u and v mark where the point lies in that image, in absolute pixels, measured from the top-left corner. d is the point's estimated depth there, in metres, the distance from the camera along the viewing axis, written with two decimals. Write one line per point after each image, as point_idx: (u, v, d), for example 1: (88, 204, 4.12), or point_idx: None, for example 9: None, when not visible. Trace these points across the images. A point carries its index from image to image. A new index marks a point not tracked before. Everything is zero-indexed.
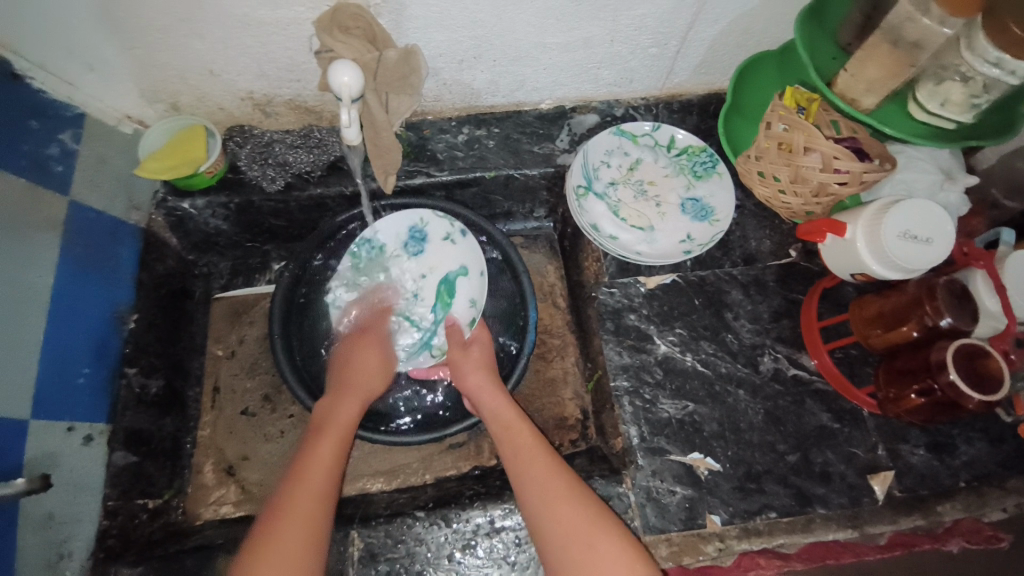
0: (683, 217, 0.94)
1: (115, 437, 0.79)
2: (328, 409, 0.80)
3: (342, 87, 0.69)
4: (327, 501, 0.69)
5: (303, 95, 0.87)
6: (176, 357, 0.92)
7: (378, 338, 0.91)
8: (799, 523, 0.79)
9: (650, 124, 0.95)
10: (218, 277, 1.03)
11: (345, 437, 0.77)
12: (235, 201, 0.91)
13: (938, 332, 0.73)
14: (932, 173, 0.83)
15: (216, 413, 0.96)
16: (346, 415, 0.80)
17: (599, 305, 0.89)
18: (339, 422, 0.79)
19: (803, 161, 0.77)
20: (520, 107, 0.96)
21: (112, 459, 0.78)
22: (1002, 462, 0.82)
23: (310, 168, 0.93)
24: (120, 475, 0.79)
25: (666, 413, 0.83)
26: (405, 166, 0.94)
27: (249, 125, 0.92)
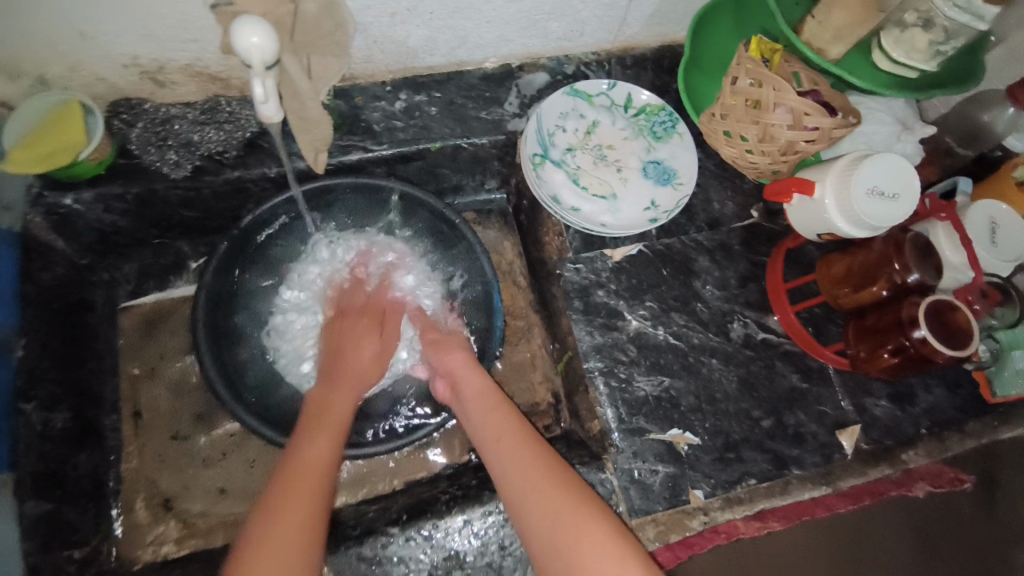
0: (645, 182, 0.88)
1: (21, 488, 0.68)
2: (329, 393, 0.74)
3: (251, 50, 0.55)
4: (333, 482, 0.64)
5: (203, 59, 0.72)
6: (83, 381, 0.79)
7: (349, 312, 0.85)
8: (778, 487, 0.79)
9: (606, 82, 0.89)
10: (122, 283, 0.89)
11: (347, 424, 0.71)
12: (134, 191, 0.77)
13: (906, 288, 0.73)
14: (889, 125, 0.82)
15: (142, 441, 0.84)
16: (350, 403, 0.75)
17: (565, 283, 0.84)
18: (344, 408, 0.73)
19: (772, 118, 0.73)
20: (462, 66, 0.85)
21: (22, 510, 0.68)
22: (960, 407, 0.86)
23: (223, 148, 0.79)
24: (34, 528, 0.68)
25: (642, 391, 0.80)
26: (338, 140, 0.82)
27: (140, 99, 0.76)
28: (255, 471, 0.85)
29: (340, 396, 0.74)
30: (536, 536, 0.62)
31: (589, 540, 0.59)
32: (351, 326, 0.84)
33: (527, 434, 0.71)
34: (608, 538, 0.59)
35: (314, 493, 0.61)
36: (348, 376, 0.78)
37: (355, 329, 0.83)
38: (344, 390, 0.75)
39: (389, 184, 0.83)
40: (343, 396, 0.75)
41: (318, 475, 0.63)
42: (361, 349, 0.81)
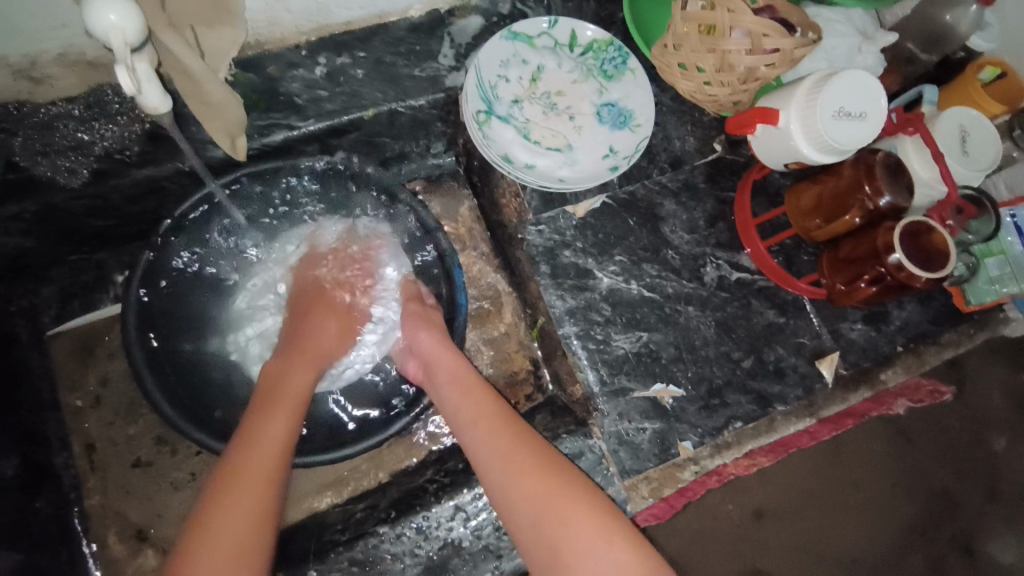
0: (601, 127, 0.82)
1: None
2: (279, 373, 0.70)
3: (109, 30, 0.47)
4: (274, 478, 0.60)
5: (77, 44, 0.61)
6: (24, 425, 0.72)
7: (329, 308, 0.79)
8: (763, 424, 0.79)
9: (546, 20, 0.80)
10: (44, 309, 0.80)
11: (298, 406, 0.67)
12: (32, 208, 0.69)
13: (880, 213, 0.71)
14: (850, 36, 0.78)
15: (101, 475, 0.80)
16: (302, 382, 0.69)
17: (529, 247, 0.79)
18: (295, 388, 0.68)
19: (728, 44, 0.67)
20: (384, 18, 0.75)
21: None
22: (934, 319, 0.86)
23: (123, 146, 0.69)
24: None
25: (621, 349, 0.78)
26: (256, 121, 0.74)
27: (17, 101, 0.64)
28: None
29: (296, 373, 0.70)
30: (517, 513, 0.61)
31: (572, 513, 0.59)
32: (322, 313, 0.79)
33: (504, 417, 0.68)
34: (593, 516, 0.58)
35: (256, 499, 0.58)
36: (303, 354, 0.73)
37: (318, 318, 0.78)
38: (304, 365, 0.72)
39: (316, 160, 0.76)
40: (296, 377, 0.70)
41: (260, 474, 0.59)
42: (324, 333, 0.77)
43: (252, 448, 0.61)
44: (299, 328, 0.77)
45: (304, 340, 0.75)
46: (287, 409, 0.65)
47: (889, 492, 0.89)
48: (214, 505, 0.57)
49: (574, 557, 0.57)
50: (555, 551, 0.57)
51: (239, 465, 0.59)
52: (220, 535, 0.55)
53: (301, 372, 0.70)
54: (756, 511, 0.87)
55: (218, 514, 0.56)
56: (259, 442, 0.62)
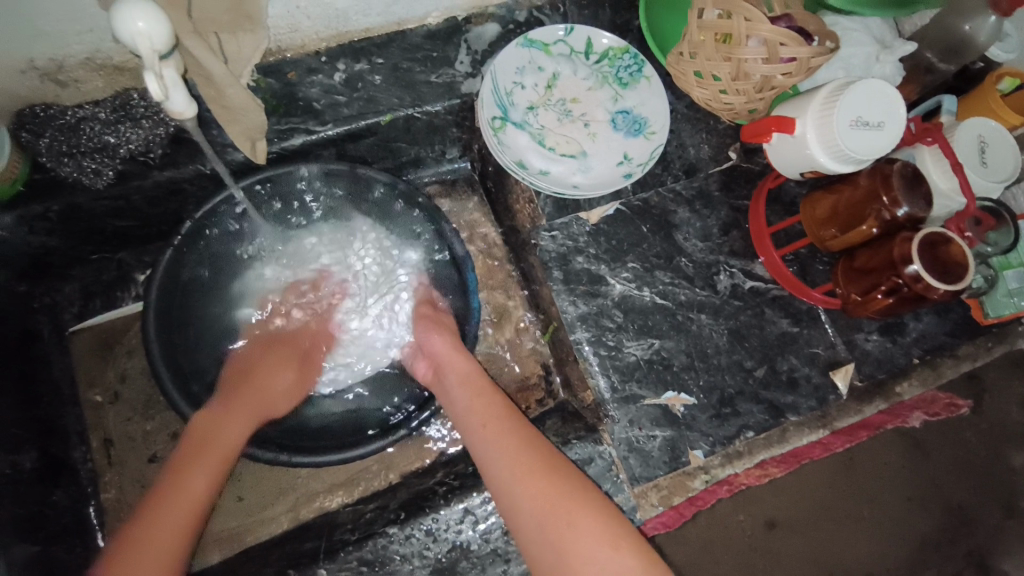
0: (615, 134, 0.83)
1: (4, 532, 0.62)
2: (216, 420, 0.68)
3: (137, 38, 0.49)
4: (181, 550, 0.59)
5: (105, 49, 0.63)
6: (44, 418, 0.74)
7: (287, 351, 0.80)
8: (775, 435, 0.79)
9: (563, 27, 0.81)
10: (66, 306, 0.82)
11: (224, 464, 0.66)
12: (56, 208, 0.70)
13: (896, 223, 0.71)
14: (868, 45, 0.77)
15: (118, 470, 0.81)
16: (234, 435, 0.68)
17: (542, 253, 0.79)
18: (225, 442, 0.67)
19: (744, 53, 0.67)
20: (403, 25, 0.77)
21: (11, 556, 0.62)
22: (952, 331, 0.85)
23: (146, 148, 0.70)
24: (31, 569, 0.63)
25: (633, 355, 0.78)
26: (275, 124, 0.75)
27: (43, 103, 0.66)
28: (243, 484, 0.81)
29: (230, 418, 0.69)
30: (520, 516, 0.61)
31: (580, 515, 0.59)
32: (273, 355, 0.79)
33: (512, 422, 0.68)
34: (596, 516, 0.59)
35: (159, 573, 0.57)
36: (244, 403, 0.72)
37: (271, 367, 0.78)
38: (239, 410, 0.71)
39: (336, 166, 0.77)
40: (230, 425, 0.69)
41: (166, 546, 0.58)
42: (272, 380, 0.76)
43: (168, 503, 0.61)
44: (240, 372, 0.77)
45: (253, 387, 0.74)
46: (210, 464, 0.65)
47: (903, 505, 0.87)
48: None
49: (582, 558, 0.57)
50: (562, 553, 0.58)
51: (146, 532, 0.58)
52: None
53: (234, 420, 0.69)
54: (769, 521, 0.86)
55: None
56: (172, 509, 0.61)
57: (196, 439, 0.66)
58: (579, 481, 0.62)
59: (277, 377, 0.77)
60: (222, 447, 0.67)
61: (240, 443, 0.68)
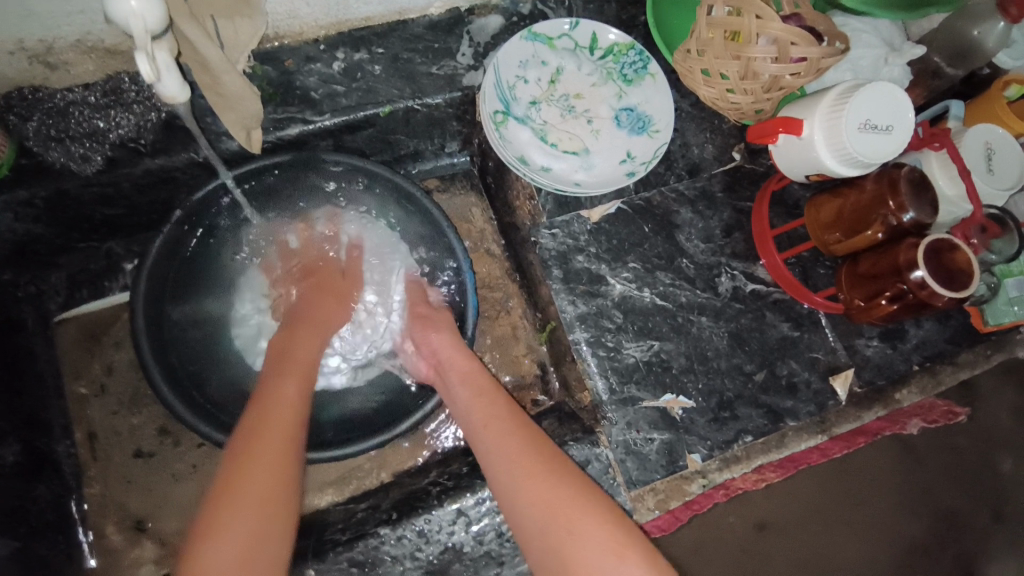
0: (619, 132, 0.81)
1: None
2: (289, 339, 0.70)
3: (130, 19, 0.47)
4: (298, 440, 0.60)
5: (95, 32, 0.60)
6: (26, 410, 0.72)
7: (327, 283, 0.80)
8: (774, 441, 0.78)
9: (568, 21, 0.79)
10: (52, 295, 0.80)
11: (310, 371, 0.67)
12: (42, 195, 0.67)
13: (903, 228, 0.70)
14: (877, 47, 0.76)
15: (103, 464, 0.79)
16: (309, 350, 0.70)
17: (541, 251, 0.78)
18: (305, 356, 0.69)
19: (754, 51, 0.66)
20: (404, 14, 0.75)
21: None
22: (951, 338, 0.84)
23: (137, 135, 0.68)
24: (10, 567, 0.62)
25: (632, 357, 0.76)
26: (271, 113, 0.73)
27: (31, 86, 0.64)
28: None
29: (279, 391, 0.63)
30: (522, 518, 0.59)
31: (577, 515, 0.57)
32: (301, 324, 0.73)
33: (515, 417, 0.67)
34: (599, 524, 0.56)
35: (286, 460, 0.57)
36: (313, 322, 0.74)
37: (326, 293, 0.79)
38: (287, 381, 0.64)
39: (332, 157, 0.74)
40: (279, 398, 0.62)
41: (285, 433, 0.59)
42: (334, 304, 0.78)
43: (245, 484, 0.54)
44: (284, 331, 0.72)
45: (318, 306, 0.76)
46: (297, 372, 0.66)
47: (895, 510, 0.87)
48: (242, 460, 0.56)
49: (580, 566, 0.55)
50: (560, 557, 0.56)
51: (263, 420, 0.59)
52: (254, 487, 0.54)
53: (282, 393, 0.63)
54: (759, 523, 0.85)
55: (245, 468, 0.55)
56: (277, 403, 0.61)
57: (268, 394, 0.62)
58: (579, 483, 0.60)
59: (305, 341, 0.71)
60: (284, 418, 0.60)
61: (316, 356, 0.70)
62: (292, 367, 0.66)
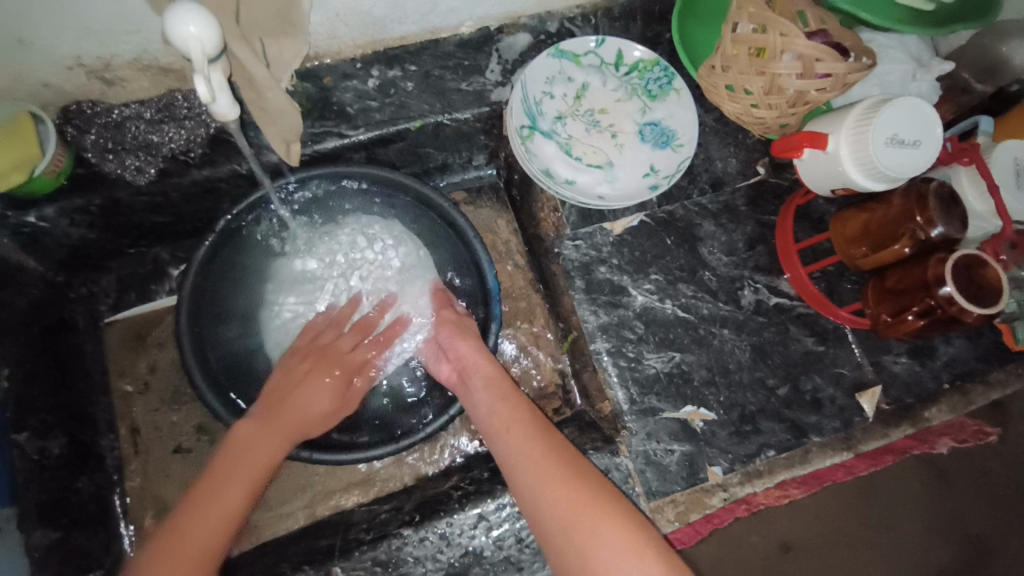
0: (642, 146, 0.83)
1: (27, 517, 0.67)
2: (249, 434, 0.68)
3: (188, 41, 0.50)
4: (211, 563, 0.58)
5: (151, 50, 0.65)
6: (74, 405, 0.76)
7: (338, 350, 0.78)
8: (798, 456, 0.77)
9: (594, 39, 0.81)
10: (102, 296, 0.85)
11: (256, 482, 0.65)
12: (97, 202, 0.72)
13: (931, 243, 0.69)
14: (905, 63, 0.76)
15: (143, 458, 0.83)
16: (265, 452, 0.67)
17: (564, 262, 0.80)
18: (257, 459, 0.66)
19: (779, 67, 0.67)
20: (437, 34, 0.77)
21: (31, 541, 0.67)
22: (983, 357, 0.83)
23: (187, 148, 0.73)
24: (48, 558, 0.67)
25: (653, 368, 0.77)
26: (309, 128, 0.77)
27: (90, 101, 0.69)
28: None
29: (201, 519, 0.60)
30: (545, 523, 0.60)
31: (599, 522, 0.58)
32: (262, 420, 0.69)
33: (537, 425, 0.68)
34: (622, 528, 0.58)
35: None
36: (283, 412, 0.71)
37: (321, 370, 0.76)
38: (223, 497, 0.62)
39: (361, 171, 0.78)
40: (203, 527, 0.60)
41: (198, 558, 0.58)
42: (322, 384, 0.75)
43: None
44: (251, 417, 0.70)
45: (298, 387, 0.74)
46: (241, 482, 0.64)
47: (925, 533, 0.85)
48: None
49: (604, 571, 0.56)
50: (586, 559, 0.57)
51: (177, 540, 0.58)
52: None
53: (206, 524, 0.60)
54: (783, 544, 0.84)
55: None
56: (205, 520, 0.60)
57: (197, 507, 0.61)
58: (607, 490, 0.61)
59: (264, 447, 0.67)
60: (197, 551, 0.58)
61: (272, 459, 0.67)
62: (234, 483, 0.63)
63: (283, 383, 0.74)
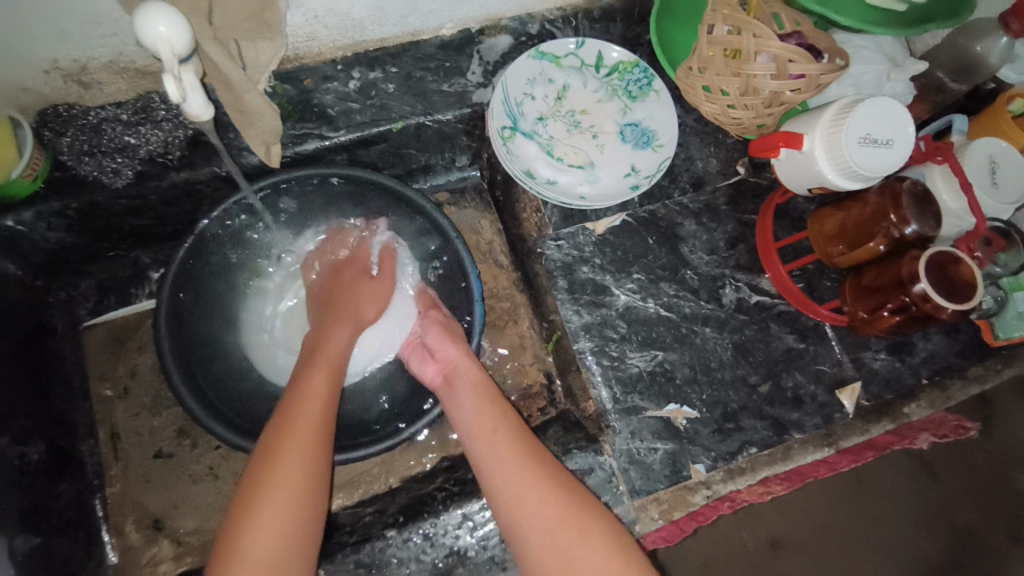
0: (623, 146, 0.83)
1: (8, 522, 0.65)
2: (322, 331, 0.74)
3: (159, 42, 0.50)
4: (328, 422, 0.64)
5: (128, 53, 0.65)
6: (54, 410, 0.76)
7: (353, 274, 0.81)
8: (779, 452, 0.77)
9: (574, 41, 0.82)
10: (81, 301, 0.85)
11: (341, 361, 0.71)
12: (75, 206, 0.71)
13: (905, 240, 0.70)
14: (878, 63, 0.77)
15: (123, 465, 0.82)
16: (341, 340, 0.73)
17: (547, 262, 0.80)
18: (337, 345, 0.73)
19: (753, 69, 0.67)
20: (417, 36, 0.78)
21: (12, 548, 0.65)
22: (960, 352, 0.84)
23: (165, 150, 0.72)
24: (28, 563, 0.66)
25: (636, 367, 0.77)
26: (289, 130, 0.77)
27: (66, 104, 0.68)
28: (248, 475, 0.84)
29: (310, 377, 0.68)
30: (528, 531, 0.60)
31: (593, 534, 0.59)
32: (310, 364, 0.70)
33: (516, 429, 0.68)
34: (613, 536, 0.60)
35: (315, 433, 0.62)
36: (343, 310, 0.77)
37: (354, 287, 0.80)
38: (315, 368, 0.69)
39: (330, 171, 0.77)
40: (298, 435, 0.61)
41: (318, 414, 0.64)
42: (366, 296, 0.80)
43: (249, 550, 0.54)
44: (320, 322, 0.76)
45: (348, 297, 0.79)
46: (328, 362, 0.70)
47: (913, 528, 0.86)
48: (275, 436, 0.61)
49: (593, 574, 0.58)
50: (569, 559, 0.58)
51: (296, 403, 0.64)
52: (293, 456, 0.59)
53: (297, 455, 0.60)
54: (772, 539, 0.86)
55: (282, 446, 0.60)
56: (311, 388, 0.66)
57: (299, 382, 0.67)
58: (585, 504, 0.62)
59: (338, 332, 0.74)
60: (315, 410, 0.64)
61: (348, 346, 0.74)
62: (322, 357, 0.70)
63: (331, 295, 0.79)
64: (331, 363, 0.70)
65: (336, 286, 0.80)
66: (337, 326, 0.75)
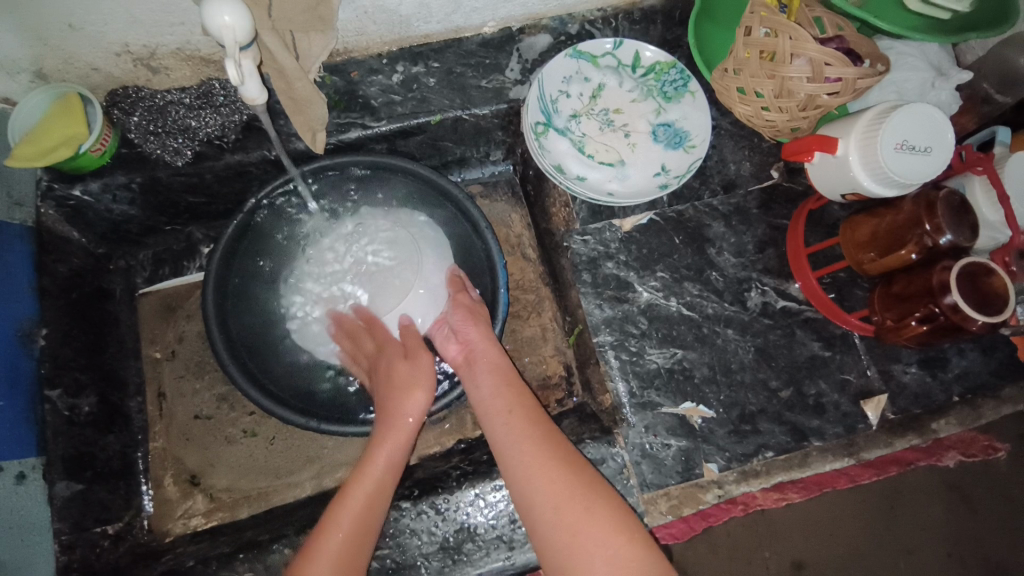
0: (655, 146, 0.85)
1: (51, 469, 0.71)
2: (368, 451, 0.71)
3: (223, 29, 0.55)
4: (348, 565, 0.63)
5: (193, 41, 0.70)
6: (106, 367, 0.82)
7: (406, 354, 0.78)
8: (796, 459, 0.77)
9: (612, 41, 0.83)
10: (139, 270, 0.92)
11: (381, 487, 0.68)
12: (139, 179, 0.77)
13: (938, 250, 0.69)
14: (923, 71, 0.76)
15: (167, 421, 0.88)
16: (383, 464, 0.69)
17: (573, 255, 0.82)
18: (379, 472, 0.69)
19: (789, 71, 0.67)
20: (460, 32, 0.81)
21: (53, 491, 0.72)
22: (995, 371, 0.81)
23: (221, 133, 0.78)
24: (68, 506, 0.72)
25: (654, 363, 0.78)
26: (334, 119, 0.81)
27: (136, 86, 0.76)
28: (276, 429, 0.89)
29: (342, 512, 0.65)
30: None
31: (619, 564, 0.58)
32: (348, 493, 0.67)
33: (535, 414, 0.71)
34: None
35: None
36: (391, 421, 0.73)
37: (400, 371, 0.76)
38: (350, 498, 0.67)
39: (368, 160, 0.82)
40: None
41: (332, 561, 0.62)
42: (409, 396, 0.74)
43: None
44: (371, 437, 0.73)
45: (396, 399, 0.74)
46: (368, 493, 0.67)
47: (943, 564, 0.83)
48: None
49: None
50: None
51: (317, 546, 0.63)
52: None
53: None
54: (795, 562, 0.84)
55: None
56: (333, 523, 0.65)
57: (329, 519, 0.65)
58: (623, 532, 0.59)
59: (383, 453, 0.70)
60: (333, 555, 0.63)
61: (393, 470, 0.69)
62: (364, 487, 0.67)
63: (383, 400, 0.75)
64: (375, 493, 0.67)
65: (384, 377, 0.77)
66: (383, 447, 0.70)
